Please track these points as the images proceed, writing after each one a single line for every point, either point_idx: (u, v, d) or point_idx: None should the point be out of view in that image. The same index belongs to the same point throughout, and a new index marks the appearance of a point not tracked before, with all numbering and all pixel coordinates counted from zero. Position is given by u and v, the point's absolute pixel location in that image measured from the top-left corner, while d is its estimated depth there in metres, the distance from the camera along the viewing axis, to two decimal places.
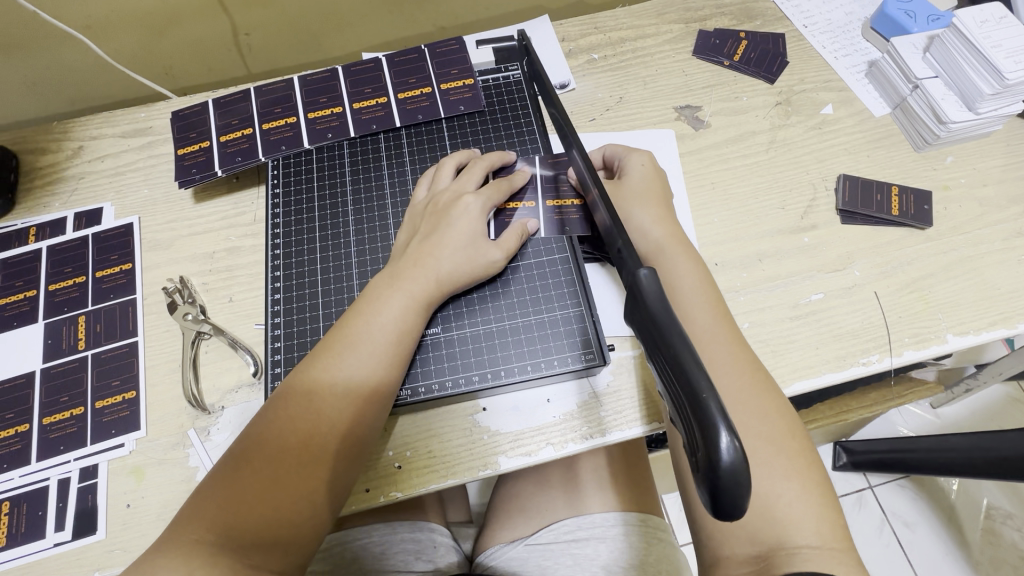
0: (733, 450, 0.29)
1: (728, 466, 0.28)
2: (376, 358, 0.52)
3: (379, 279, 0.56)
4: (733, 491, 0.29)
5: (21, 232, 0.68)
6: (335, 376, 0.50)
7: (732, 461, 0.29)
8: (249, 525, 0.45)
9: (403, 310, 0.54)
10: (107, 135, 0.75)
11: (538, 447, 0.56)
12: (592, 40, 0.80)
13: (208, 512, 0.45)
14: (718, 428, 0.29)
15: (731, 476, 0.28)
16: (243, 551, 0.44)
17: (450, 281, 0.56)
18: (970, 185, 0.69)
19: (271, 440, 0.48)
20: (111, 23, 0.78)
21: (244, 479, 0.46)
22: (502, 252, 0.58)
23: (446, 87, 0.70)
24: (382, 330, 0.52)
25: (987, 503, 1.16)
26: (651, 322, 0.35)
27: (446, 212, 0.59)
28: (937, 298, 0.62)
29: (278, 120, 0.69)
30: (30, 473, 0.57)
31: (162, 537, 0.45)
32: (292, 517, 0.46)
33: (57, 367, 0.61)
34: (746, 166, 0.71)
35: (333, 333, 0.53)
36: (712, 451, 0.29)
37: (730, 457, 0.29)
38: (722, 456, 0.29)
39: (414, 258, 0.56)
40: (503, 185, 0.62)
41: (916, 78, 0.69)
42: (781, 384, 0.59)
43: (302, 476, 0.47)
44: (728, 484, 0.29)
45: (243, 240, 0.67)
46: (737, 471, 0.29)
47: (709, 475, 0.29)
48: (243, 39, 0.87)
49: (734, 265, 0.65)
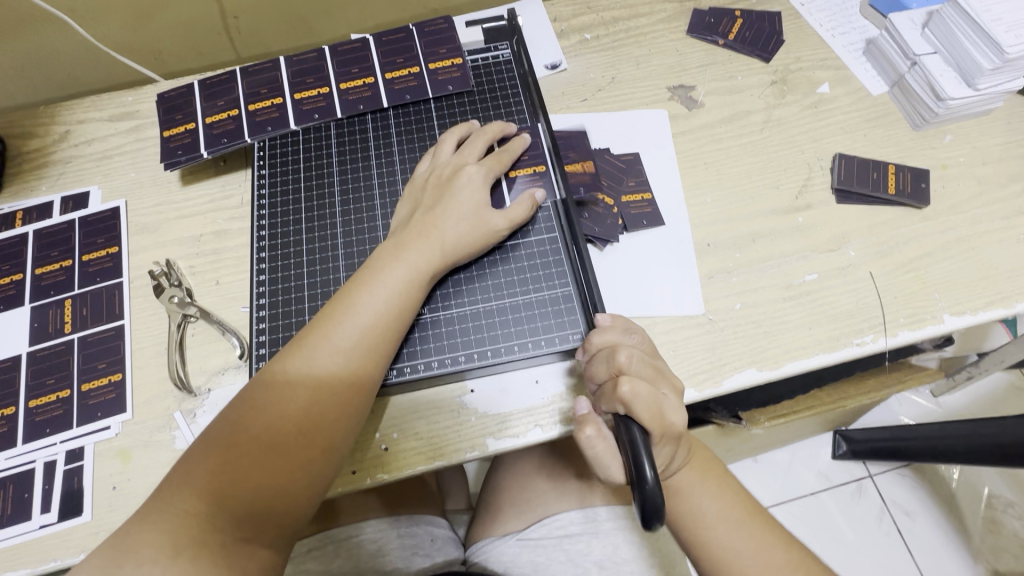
0: (654, 481, 0.41)
1: (650, 494, 0.41)
2: (373, 331, 0.51)
3: (381, 251, 0.55)
4: (654, 511, 0.41)
5: (8, 216, 0.68)
6: (330, 347, 0.49)
7: (653, 488, 0.41)
8: (241, 496, 0.45)
9: (401, 283, 0.53)
10: (93, 119, 0.74)
11: (526, 429, 0.56)
12: (584, 19, 0.78)
13: (198, 481, 0.45)
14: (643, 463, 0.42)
15: (653, 500, 0.41)
16: (235, 521, 0.44)
17: (451, 254, 0.56)
18: (969, 163, 0.67)
19: (266, 412, 0.47)
20: (97, 4, 0.77)
21: (238, 449, 0.46)
22: (505, 221, 0.58)
23: (434, 66, 0.69)
24: (380, 302, 0.52)
25: (987, 491, 1.14)
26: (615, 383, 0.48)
27: (448, 185, 0.58)
28: (934, 277, 0.61)
29: (264, 101, 0.68)
30: (17, 455, 0.57)
31: (146, 506, 0.44)
32: (286, 489, 0.46)
33: (43, 350, 0.61)
34: (740, 145, 0.69)
35: (331, 304, 0.52)
36: (639, 481, 0.41)
37: (652, 487, 0.41)
38: (646, 486, 0.41)
39: (413, 230, 0.56)
40: (504, 156, 0.61)
41: (914, 55, 0.68)
42: (774, 364, 0.58)
43: (297, 447, 0.47)
44: (650, 507, 0.41)
45: (231, 223, 0.67)
46: (655, 497, 0.41)
47: (639, 498, 0.41)
48: (231, 22, 0.86)
49: (726, 246, 0.64)
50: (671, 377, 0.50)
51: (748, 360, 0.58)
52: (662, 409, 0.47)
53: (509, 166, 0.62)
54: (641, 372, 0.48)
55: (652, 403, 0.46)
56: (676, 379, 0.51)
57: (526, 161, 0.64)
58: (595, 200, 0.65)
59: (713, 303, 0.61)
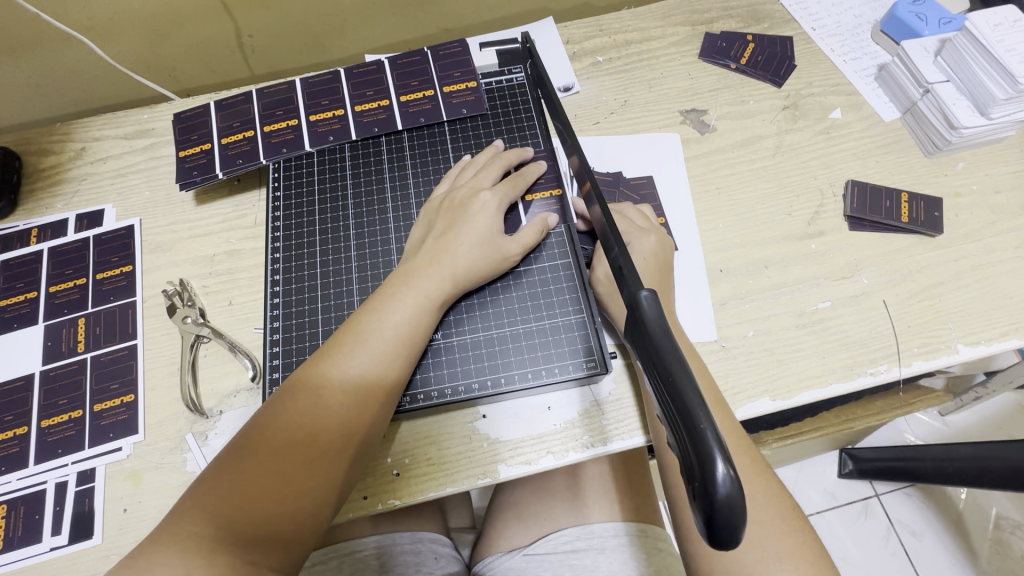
0: (730, 480, 0.28)
1: (725, 497, 0.28)
2: (386, 357, 0.51)
3: (394, 276, 0.56)
4: (728, 519, 0.28)
5: (23, 234, 0.68)
6: (345, 372, 0.50)
7: (729, 492, 0.28)
8: (250, 520, 0.44)
9: (413, 308, 0.53)
10: (109, 136, 0.74)
11: (538, 456, 0.56)
12: (597, 42, 0.79)
13: (209, 504, 0.45)
14: (714, 457, 0.28)
15: (727, 508, 0.28)
16: (244, 547, 0.44)
17: (465, 278, 0.56)
18: (981, 191, 0.67)
19: (277, 435, 0.47)
20: (115, 24, 0.78)
21: (248, 473, 0.46)
22: (518, 247, 0.58)
23: (449, 89, 0.70)
24: (393, 327, 0.52)
25: (995, 513, 1.13)
26: (653, 347, 0.34)
27: (461, 210, 0.58)
28: (947, 307, 0.61)
29: (279, 122, 0.68)
30: (29, 476, 0.57)
31: (158, 529, 0.44)
32: (296, 513, 0.46)
33: (56, 370, 0.61)
34: (752, 170, 0.70)
35: (345, 328, 0.52)
36: (708, 480, 0.28)
37: (727, 487, 0.28)
38: (718, 486, 0.28)
39: (427, 255, 0.56)
40: (519, 181, 0.62)
41: (927, 83, 0.68)
42: (787, 394, 0.58)
43: (306, 472, 0.47)
44: (723, 514, 0.28)
45: (244, 243, 0.67)
46: (732, 501, 0.28)
47: (705, 503, 0.29)
48: (246, 41, 0.86)
49: (739, 272, 0.64)
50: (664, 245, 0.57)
51: (760, 388, 0.58)
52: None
53: (524, 191, 0.63)
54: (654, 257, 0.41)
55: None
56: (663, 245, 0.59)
57: (541, 185, 0.65)
58: None
59: (725, 329, 0.61)
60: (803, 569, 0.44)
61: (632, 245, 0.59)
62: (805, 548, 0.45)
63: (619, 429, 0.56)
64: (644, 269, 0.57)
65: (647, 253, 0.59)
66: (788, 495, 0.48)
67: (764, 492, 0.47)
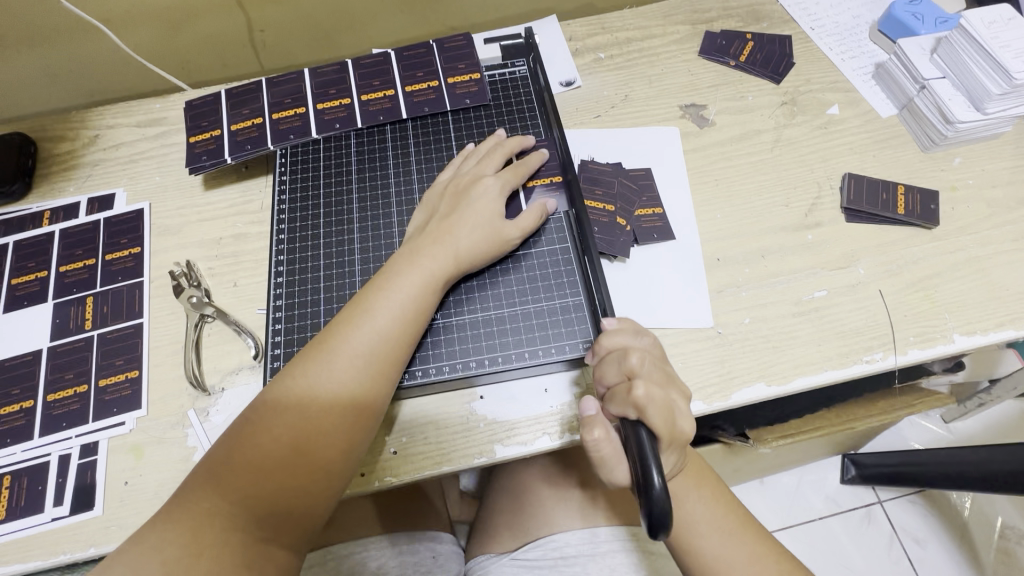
0: (662, 485, 0.41)
1: (658, 496, 0.40)
2: (391, 333, 0.52)
3: (398, 256, 0.57)
4: (662, 513, 0.40)
5: (36, 216, 0.70)
6: (352, 349, 0.50)
7: (661, 493, 0.40)
8: (263, 495, 0.45)
9: (420, 288, 0.54)
10: (123, 124, 0.77)
11: (534, 437, 0.56)
12: (599, 39, 0.81)
13: (221, 480, 0.45)
14: (651, 468, 0.42)
15: (660, 504, 0.40)
16: (256, 522, 0.45)
17: (468, 259, 0.57)
18: (978, 186, 0.68)
19: (288, 412, 0.48)
20: (133, 18, 0.81)
21: (260, 449, 0.46)
22: (518, 230, 0.59)
23: (453, 81, 0.71)
24: (399, 306, 0.53)
25: (1001, 522, 1.10)
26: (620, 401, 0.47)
27: (464, 194, 0.60)
28: (944, 297, 0.61)
29: (287, 110, 0.70)
30: (33, 448, 0.58)
31: (170, 504, 0.45)
32: (307, 489, 0.47)
33: (63, 346, 0.62)
34: (750, 163, 0.71)
35: (351, 306, 0.53)
36: (647, 483, 0.41)
37: (660, 493, 0.41)
38: (654, 488, 0.40)
39: (430, 236, 0.57)
40: (522, 169, 0.63)
41: (923, 79, 0.69)
42: (783, 380, 0.58)
43: (317, 448, 0.47)
44: (658, 512, 0.40)
45: (250, 227, 0.68)
46: (662, 499, 0.40)
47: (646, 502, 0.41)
48: (257, 36, 0.89)
49: (736, 261, 0.64)
50: (680, 385, 0.50)
51: (756, 374, 0.58)
52: (674, 415, 0.47)
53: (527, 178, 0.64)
54: (652, 376, 0.48)
55: (663, 407, 0.46)
56: (685, 386, 0.51)
57: (541, 173, 0.66)
58: (606, 221, 0.65)
59: (722, 316, 0.61)
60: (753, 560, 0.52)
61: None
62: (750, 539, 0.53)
63: None
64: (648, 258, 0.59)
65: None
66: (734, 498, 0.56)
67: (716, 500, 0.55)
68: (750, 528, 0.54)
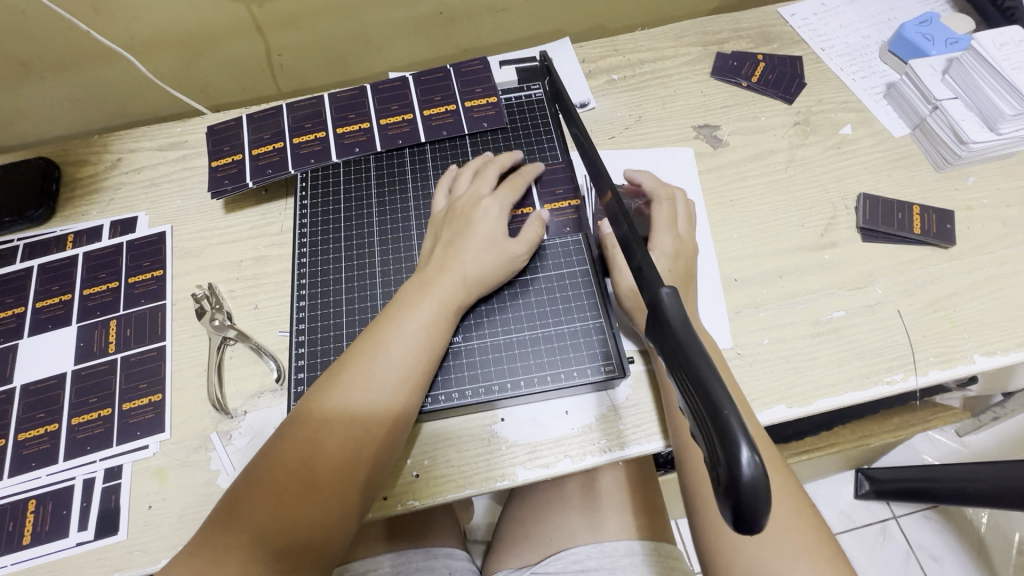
0: (754, 465, 0.29)
1: (749, 480, 0.29)
2: (402, 361, 0.52)
3: (410, 283, 0.57)
4: (754, 505, 0.29)
5: (60, 239, 0.71)
6: (366, 379, 0.51)
7: (754, 476, 0.29)
8: (281, 530, 0.45)
9: (432, 316, 0.54)
10: (144, 148, 0.78)
11: (556, 460, 0.56)
12: (611, 61, 0.82)
13: (241, 517, 0.46)
14: (738, 443, 0.29)
15: (752, 492, 0.29)
16: (276, 559, 0.45)
17: (476, 282, 0.57)
18: (993, 205, 0.68)
19: (303, 445, 0.48)
20: (155, 43, 0.82)
21: (278, 483, 0.47)
22: (524, 248, 0.60)
23: (470, 104, 0.72)
24: (413, 334, 0.53)
25: (1020, 538, 1.09)
26: (674, 341, 0.35)
27: (468, 217, 0.60)
28: (962, 317, 0.62)
29: (307, 134, 0.71)
30: (57, 472, 0.58)
31: (195, 541, 0.45)
32: (324, 522, 0.47)
33: (87, 369, 0.63)
34: (765, 183, 0.71)
35: (365, 336, 0.54)
36: (733, 466, 0.29)
37: (751, 472, 0.29)
38: (743, 472, 0.29)
39: (439, 261, 0.58)
40: (517, 183, 0.64)
41: (935, 99, 0.70)
42: (804, 402, 0.58)
43: (333, 480, 0.47)
44: (748, 498, 0.29)
45: (271, 250, 0.69)
46: (757, 484, 0.29)
47: (731, 492, 0.29)
48: (275, 60, 0.90)
49: (753, 281, 0.65)
50: None
51: (776, 395, 0.58)
52: None
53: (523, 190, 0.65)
54: None
55: None
56: None
57: (556, 198, 0.67)
58: None
59: (741, 337, 0.61)
60: (820, 567, 0.44)
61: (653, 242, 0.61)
62: (822, 545, 0.45)
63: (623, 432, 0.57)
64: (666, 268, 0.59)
65: (669, 250, 0.60)
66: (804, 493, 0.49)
67: (781, 490, 0.47)
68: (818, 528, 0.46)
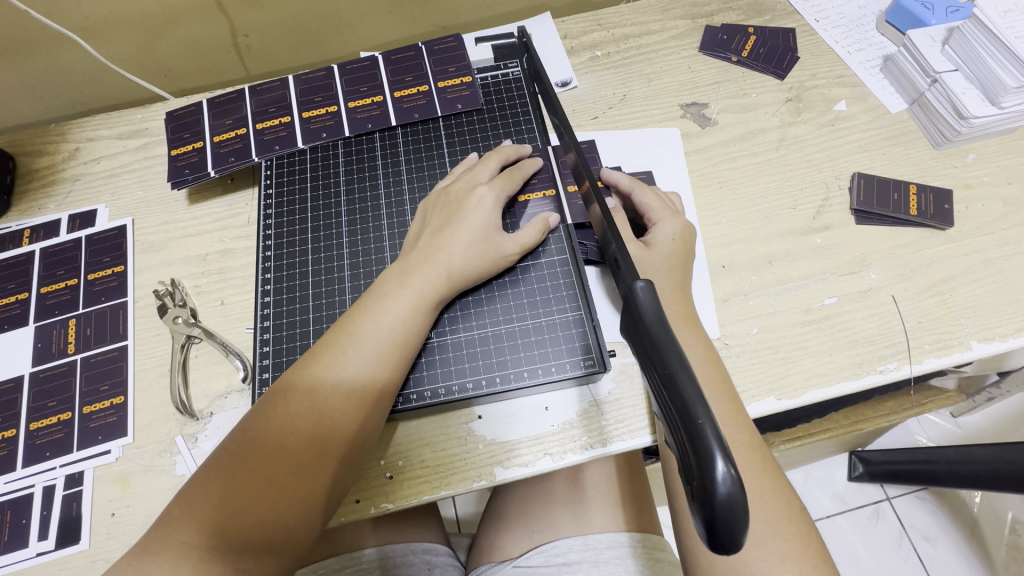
0: (730, 479, 0.27)
1: (724, 496, 0.27)
2: (382, 356, 0.49)
3: (389, 273, 0.54)
4: (730, 522, 0.27)
5: (16, 235, 0.68)
6: (337, 374, 0.48)
7: (729, 492, 0.27)
8: (241, 527, 0.43)
9: (407, 308, 0.51)
10: (103, 137, 0.74)
11: (536, 458, 0.54)
12: (595, 37, 0.78)
13: (198, 512, 0.43)
14: (714, 455, 0.27)
15: (727, 508, 0.27)
16: (233, 555, 0.43)
17: (461, 277, 0.54)
18: (993, 183, 0.65)
19: (268, 441, 0.45)
20: (112, 25, 0.78)
21: (239, 477, 0.44)
22: (516, 246, 0.57)
23: (444, 85, 0.69)
24: (388, 328, 0.50)
25: (1011, 516, 1.09)
26: (650, 342, 0.33)
27: (459, 206, 0.57)
28: (959, 302, 0.59)
29: (272, 119, 0.68)
30: (16, 480, 0.56)
31: (149, 534, 0.44)
32: (286, 521, 0.44)
33: (46, 371, 0.60)
34: (755, 164, 0.68)
35: (338, 327, 0.50)
36: (707, 479, 0.27)
37: (728, 487, 0.27)
38: (718, 486, 0.27)
39: (423, 252, 0.54)
40: (516, 175, 0.60)
41: (934, 72, 0.66)
42: (794, 393, 0.56)
43: (298, 477, 0.45)
44: (723, 515, 0.27)
45: (237, 242, 0.66)
46: (733, 500, 0.27)
47: (705, 506, 0.27)
48: (241, 40, 0.86)
49: (742, 268, 0.62)
50: None
51: (766, 388, 0.56)
52: None
53: (521, 185, 0.61)
54: None
55: None
56: None
57: (536, 185, 0.63)
58: None
59: (729, 327, 0.59)
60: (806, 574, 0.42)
61: (655, 227, 0.58)
62: (809, 551, 0.43)
63: (602, 429, 0.55)
64: (667, 252, 0.56)
65: (673, 236, 0.57)
66: (795, 496, 0.46)
67: (773, 492, 0.45)
68: (805, 530, 0.44)
